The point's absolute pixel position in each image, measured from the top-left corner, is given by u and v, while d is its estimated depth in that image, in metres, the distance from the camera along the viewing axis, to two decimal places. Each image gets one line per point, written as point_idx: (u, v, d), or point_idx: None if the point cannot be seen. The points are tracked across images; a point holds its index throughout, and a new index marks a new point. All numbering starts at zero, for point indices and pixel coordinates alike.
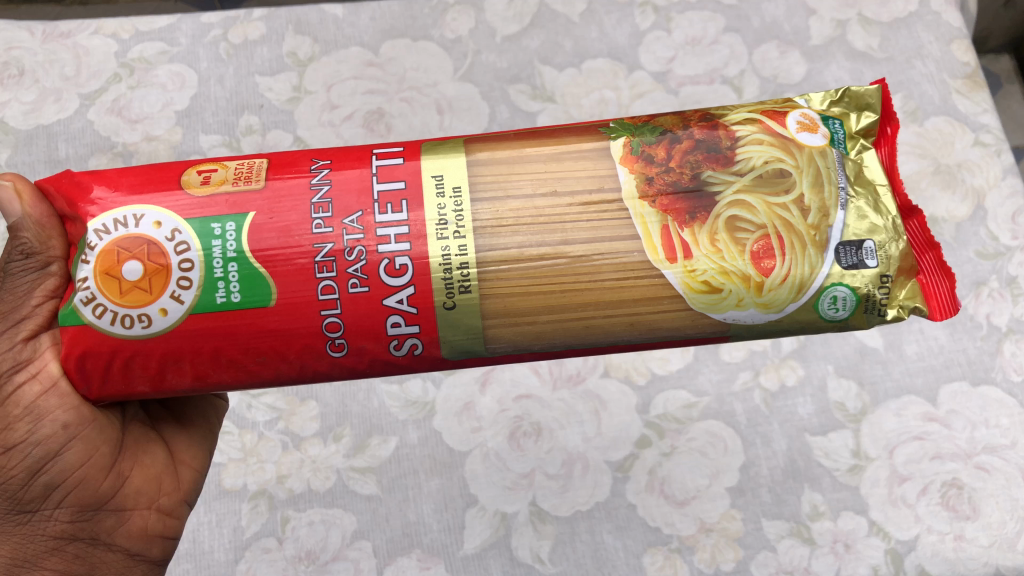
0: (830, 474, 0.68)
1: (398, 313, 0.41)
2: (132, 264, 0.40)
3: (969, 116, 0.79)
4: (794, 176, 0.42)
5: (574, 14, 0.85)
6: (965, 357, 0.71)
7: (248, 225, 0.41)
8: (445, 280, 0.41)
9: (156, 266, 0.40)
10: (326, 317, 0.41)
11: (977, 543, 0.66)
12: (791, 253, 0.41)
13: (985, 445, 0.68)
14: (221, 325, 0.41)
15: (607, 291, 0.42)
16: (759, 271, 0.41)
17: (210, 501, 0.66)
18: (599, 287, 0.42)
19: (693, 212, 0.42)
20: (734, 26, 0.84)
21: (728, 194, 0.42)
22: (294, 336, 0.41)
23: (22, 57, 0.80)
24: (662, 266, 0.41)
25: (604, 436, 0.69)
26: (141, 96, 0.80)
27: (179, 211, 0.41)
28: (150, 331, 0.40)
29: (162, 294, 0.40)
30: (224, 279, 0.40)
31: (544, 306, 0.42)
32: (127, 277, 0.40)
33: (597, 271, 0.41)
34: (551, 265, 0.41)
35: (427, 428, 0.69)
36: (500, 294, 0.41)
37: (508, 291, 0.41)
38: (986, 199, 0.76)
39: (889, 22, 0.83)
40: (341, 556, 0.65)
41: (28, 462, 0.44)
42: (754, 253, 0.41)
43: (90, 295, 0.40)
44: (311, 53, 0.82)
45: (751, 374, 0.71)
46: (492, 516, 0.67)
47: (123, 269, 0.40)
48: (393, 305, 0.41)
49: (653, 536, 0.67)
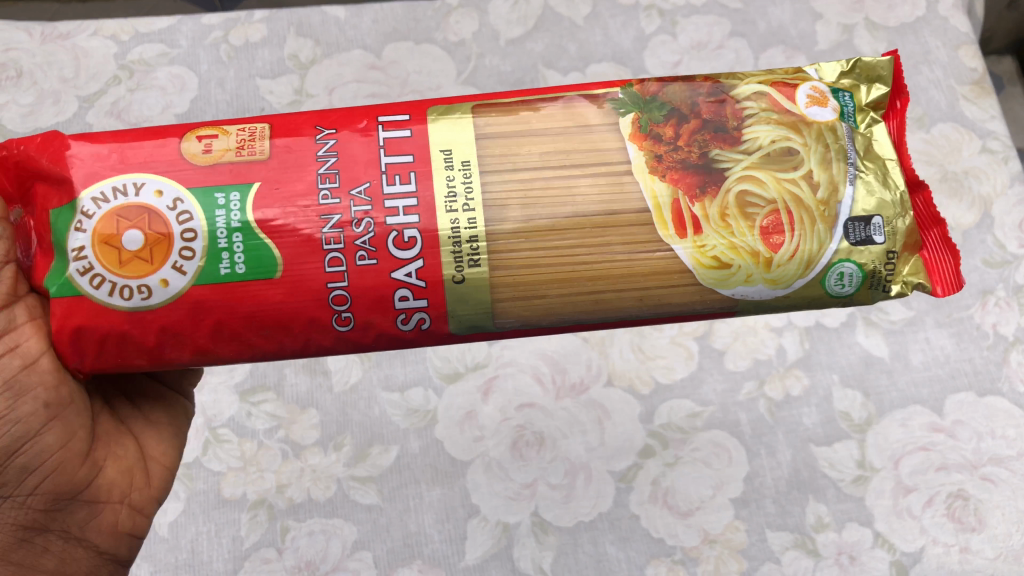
0: (835, 485, 0.67)
1: (403, 280, 0.40)
2: (131, 231, 0.39)
3: (976, 123, 0.79)
4: (809, 147, 0.42)
5: (579, 17, 0.84)
6: (972, 366, 0.70)
7: (254, 192, 0.40)
8: (454, 249, 0.40)
9: (154, 233, 0.39)
10: (331, 286, 0.40)
11: (982, 555, 0.65)
12: (805, 231, 0.41)
13: (991, 456, 0.67)
14: (223, 290, 0.40)
15: (614, 262, 0.41)
16: (772, 246, 0.41)
17: (209, 511, 0.65)
18: (605, 257, 0.41)
19: (707, 189, 0.41)
20: (740, 30, 0.84)
21: (740, 168, 0.41)
22: (296, 305, 0.40)
23: (20, 59, 0.79)
24: (673, 242, 0.41)
25: (607, 445, 0.68)
26: (141, 99, 0.79)
27: (181, 177, 0.40)
28: (149, 299, 0.40)
29: (159, 262, 0.39)
30: (221, 243, 0.40)
31: (554, 283, 0.41)
32: (125, 244, 0.39)
33: (601, 246, 0.41)
34: (554, 236, 0.41)
35: (428, 437, 0.68)
36: (506, 265, 0.40)
37: (512, 260, 0.40)
38: (993, 206, 0.75)
39: (896, 27, 0.83)
40: (342, 566, 0.64)
41: (5, 442, 0.41)
42: (767, 229, 0.41)
43: (86, 265, 0.39)
44: (312, 56, 0.81)
45: (756, 383, 0.70)
46: (495, 526, 0.66)
47: (123, 236, 0.39)
48: (399, 273, 0.40)
49: (656, 547, 0.66)
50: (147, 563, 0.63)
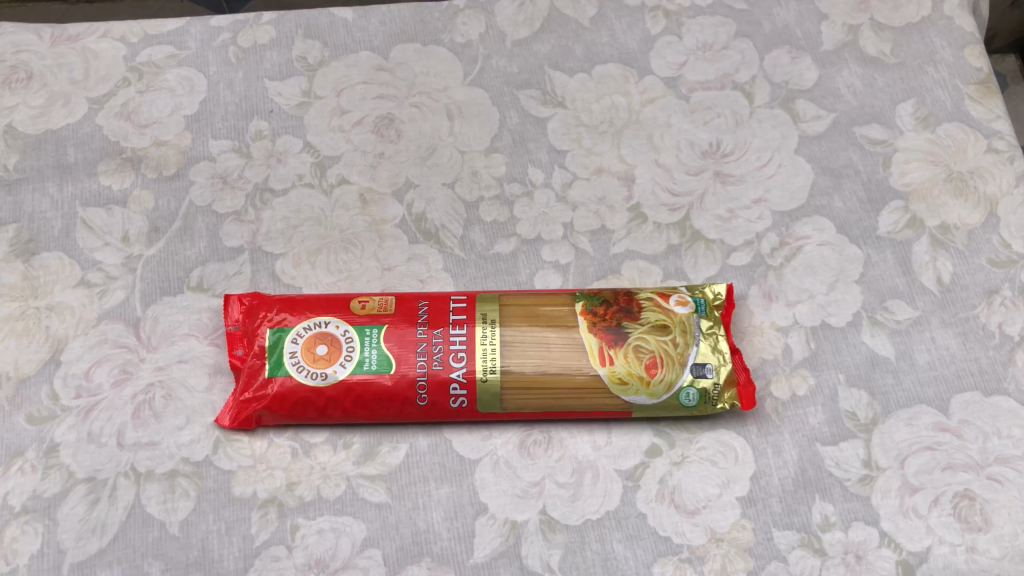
0: (841, 484, 0.67)
1: (459, 378, 0.66)
2: (322, 346, 0.67)
3: (982, 122, 0.79)
4: (686, 317, 0.69)
5: (585, 19, 0.85)
6: (978, 366, 0.70)
7: (385, 332, 0.68)
8: (488, 361, 0.67)
9: (335, 345, 0.67)
10: (420, 379, 0.66)
11: (990, 555, 0.64)
12: (671, 364, 0.67)
13: (998, 456, 0.67)
14: (365, 380, 0.67)
15: (579, 343, 0.67)
16: (651, 374, 0.67)
17: (219, 509, 0.65)
18: (582, 363, 0.67)
19: (629, 309, 0.69)
20: (746, 31, 0.85)
21: (647, 305, 0.69)
22: (400, 391, 0.67)
23: (30, 61, 0.81)
24: (598, 368, 0.67)
25: (614, 444, 0.68)
26: (150, 100, 0.80)
27: (349, 316, 0.68)
28: (325, 382, 0.67)
29: (335, 364, 0.67)
30: (369, 354, 0.67)
31: (539, 390, 0.67)
32: (319, 352, 0.67)
33: (569, 360, 0.67)
34: (549, 335, 0.67)
35: (436, 436, 0.68)
36: (513, 360, 0.67)
37: (519, 349, 0.67)
38: (999, 206, 0.76)
39: (901, 27, 0.84)
40: (350, 564, 0.64)
41: None
42: (648, 364, 0.67)
43: (296, 360, 0.67)
44: (321, 57, 0.82)
45: (762, 383, 0.71)
46: (503, 524, 0.65)
47: (318, 348, 0.67)
48: (459, 372, 0.66)
49: (663, 545, 0.65)
50: (158, 562, 0.64)
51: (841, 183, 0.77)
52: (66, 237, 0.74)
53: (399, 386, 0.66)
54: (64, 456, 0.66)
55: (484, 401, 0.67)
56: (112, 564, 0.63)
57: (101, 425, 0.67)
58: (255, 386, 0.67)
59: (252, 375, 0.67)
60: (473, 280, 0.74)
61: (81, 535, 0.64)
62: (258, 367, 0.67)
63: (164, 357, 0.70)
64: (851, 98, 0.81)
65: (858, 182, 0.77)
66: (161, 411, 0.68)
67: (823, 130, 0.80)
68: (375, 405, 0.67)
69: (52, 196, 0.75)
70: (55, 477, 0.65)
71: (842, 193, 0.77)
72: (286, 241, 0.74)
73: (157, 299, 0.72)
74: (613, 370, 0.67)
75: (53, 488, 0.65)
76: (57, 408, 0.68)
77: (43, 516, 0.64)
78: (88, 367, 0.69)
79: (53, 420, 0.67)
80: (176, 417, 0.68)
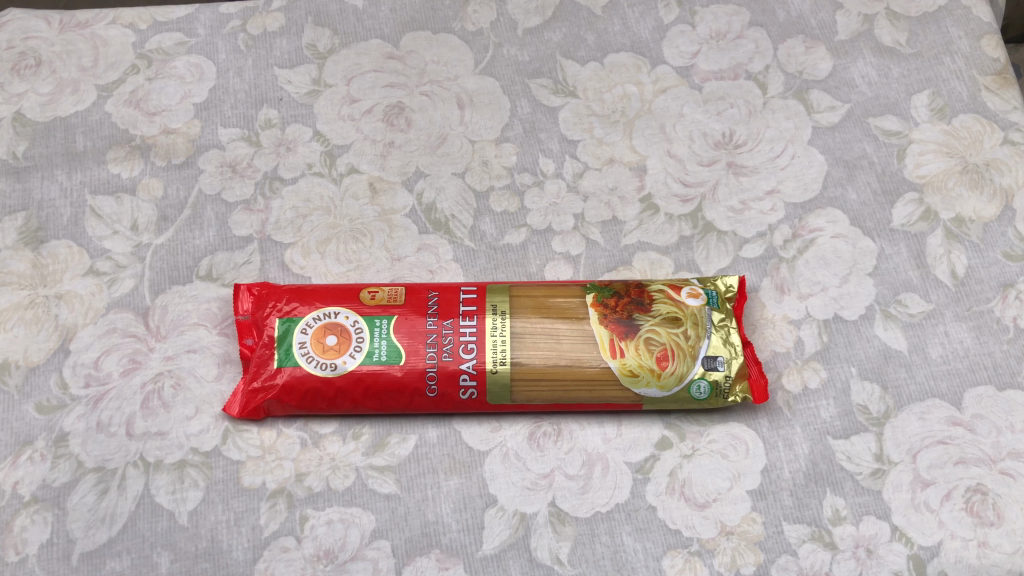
0: (853, 478, 0.66)
1: (468, 370, 0.66)
2: (332, 337, 0.67)
3: (999, 113, 0.78)
4: (698, 309, 0.68)
5: (597, 7, 0.84)
6: (991, 360, 0.69)
7: (395, 323, 0.67)
8: (498, 352, 0.66)
9: (344, 336, 0.67)
10: (429, 370, 0.66)
11: (1001, 550, 0.63)
12: (682, 356, 0.67)
13: (1010, 451, 0.66)
14: (374, 371, 0.66)
15: (590, 335, 0.67)
16: (661, 366, 0.66)
17: (229, 499, 0.65)
18: (592, 355, 0.67)
19: (640, 301, 0.68)
20: (759, 20, 0.84)
21: (658, 297, 0.69)
22: (410, 381, 0.66)
23: (39, 48, 0.80)
24: (608, 360, 0.66)
25: (625, 437, 0.68)
26: (159, 88, 0.79)
27: (358, 307, 0.68)
28: (334, 372, 0.66)
29: (344, 355, 0.67)
30: (379, 346, 0.67)
31: (549, 380, 0.66)
32: (328, 343, 0.67)
33: (579, 352, 0.67)
34: (560, 327, 0.67)
35: (446, 427, 0.68)
36: (523, 352, 0.66)
37: (530, 340, 0.67)
38: (1015, 198, 0.75)
39: (918, 16, 0.83)
40: (359, 555, 0.64)
41: None
42: (658, 357, 0.67)
43: (305, 350, 0.67)
44: (331, 45, 0.82)
45: (774, 376, 0.70)
46: (512, 516, 0.65)
47: (327, 338, 0.67)
48: (468, 364, 0.66)
49: (673, 538, 0.64)
50: (168, 552, 0.64)
51: (855, 175, 0.77)
52: (75, 226, 0.74)
53: (408, 377, 0.66)
54: (74, 445, 0.66)
55: (494, 392, 0.66)
56: (122, 553, 0.63)
57: (110, 414, 0.67)
58: (264, 376, 0.67)
59: (260, 365, 0.67)
60: (483, 271, 0.73)
61: (92, 524, 0.64)
62: (267, 357, 0.67)
63: (172, 347, 0.70)
64: (866, 88, 0.80)
65: (872, 174, 0.77)
66: (170, 401, 0.68)
67: (838, 122, 0.79)
68: (384, 396, 0.67)
69: (61, 184, 0.75)
70: (65, 466, 0.66)
71: (856, 184, 0.76)
72: (295, 231, 0.74)
73: (166, 288, 0.72)
74: (623, 362, 0.66)
75: (63, 476, 0.65)
76: (67, 398, 0.68)
77: (53, 505, 0.64)
78: (97, 356, 0.69)
79: (63, 409, 0.67)
80: (185, 407, 0.68)
